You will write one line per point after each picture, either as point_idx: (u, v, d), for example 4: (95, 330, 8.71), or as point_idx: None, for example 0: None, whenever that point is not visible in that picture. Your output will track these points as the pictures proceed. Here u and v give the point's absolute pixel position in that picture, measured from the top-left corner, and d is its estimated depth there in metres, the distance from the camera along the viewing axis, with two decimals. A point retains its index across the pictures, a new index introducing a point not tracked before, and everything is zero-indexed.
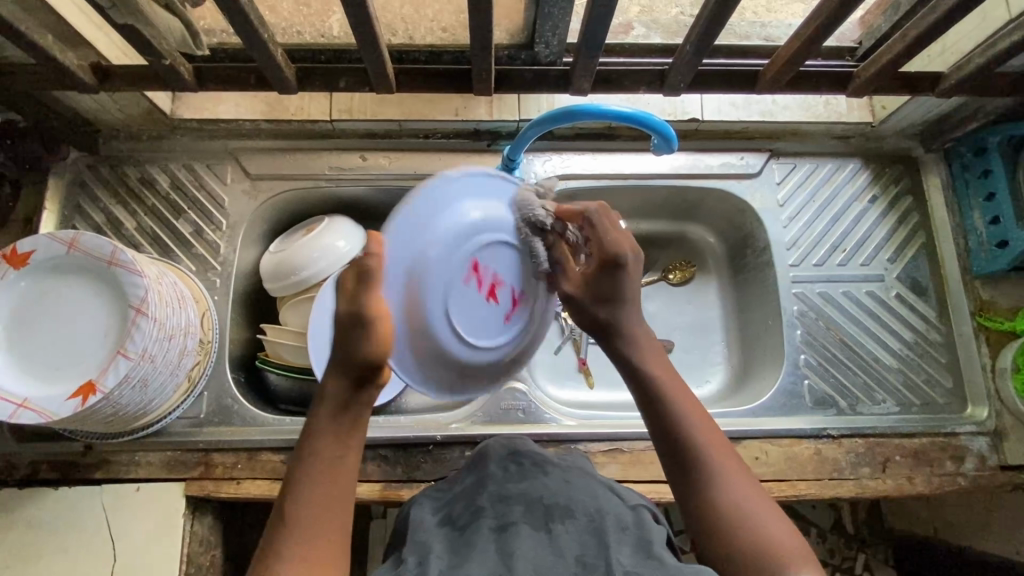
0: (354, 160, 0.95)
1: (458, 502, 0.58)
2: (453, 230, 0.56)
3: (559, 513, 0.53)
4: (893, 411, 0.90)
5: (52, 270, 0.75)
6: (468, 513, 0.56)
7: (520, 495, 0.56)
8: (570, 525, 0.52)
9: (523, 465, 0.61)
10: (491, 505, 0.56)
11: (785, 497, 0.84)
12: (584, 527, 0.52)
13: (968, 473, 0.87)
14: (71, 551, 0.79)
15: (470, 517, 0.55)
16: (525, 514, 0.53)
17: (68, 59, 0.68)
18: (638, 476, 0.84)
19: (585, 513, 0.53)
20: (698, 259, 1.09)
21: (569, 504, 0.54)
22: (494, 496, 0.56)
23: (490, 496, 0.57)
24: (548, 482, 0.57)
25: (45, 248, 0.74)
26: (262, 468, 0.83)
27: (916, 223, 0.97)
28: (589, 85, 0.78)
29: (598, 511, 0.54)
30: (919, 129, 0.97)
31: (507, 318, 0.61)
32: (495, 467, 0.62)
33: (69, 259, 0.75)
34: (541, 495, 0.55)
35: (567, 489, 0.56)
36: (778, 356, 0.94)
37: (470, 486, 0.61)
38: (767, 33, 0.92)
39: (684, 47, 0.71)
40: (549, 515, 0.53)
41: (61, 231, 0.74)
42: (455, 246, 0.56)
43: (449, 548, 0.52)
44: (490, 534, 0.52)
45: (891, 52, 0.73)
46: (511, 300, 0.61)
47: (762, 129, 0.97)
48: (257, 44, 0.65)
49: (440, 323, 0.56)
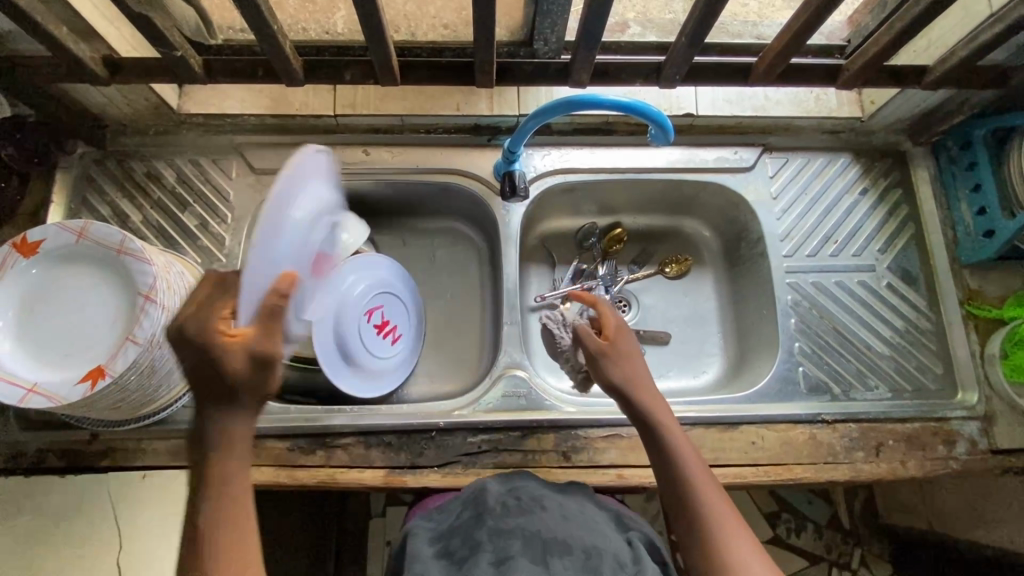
0: (357, 155, 0.97)
1: (456, 536, 0.68)
2: (376, 286, 0.96)
3: (556, 548, 0.64)
4: (886, 396, 0.92)
5: (61, 258, 0.76)
6: (466, 547, 0.66)
7: (517, 532, 0.66)
8: (565, 561, 0.63)
9: (522, 501, 0.72)
10: (489, 539, 0.65)
11: (781, 481, 0.86)
12: (580, 562, 0.63)
13: (960, 457, 0.89)
14: (77, 538, 0.80)
15: (468, 551, 0.65)
16: (524, 548, 0.64)
17: (81, 50, 0.70)
18: (637, 460, 0.85)
19: (582, 549, 0.65)
20: (694, 252, 1.11)
21: (565, 540, 0.66)
22: (492, 531, 0.66)
23: (488, 531, 0.67)
24: (546, 519, 0.69)
25: (55, 237, 0.76)
26: (266, 456, 0.84)
27: (906, 215, 1.00)
28: (587, 77, 0.80)
29: (594, 548, 0.65)
30: (906, 124, 1.00)
31: (377, 337, 0.95)
32: (494, 500, 0.72)
33: (80, 250, 0.76)
34: (539, 531, 0.67)
35: (564, 528, 0.68)
36: (774, 345, 0.96)
37: (470, 520, 0.70)
38: (759, 31, 0.95)
39: (678, 39, 0.74)
40: (546, 550, 0.64)
41: (73, 223, 0.76)
42: (376, 294, 0.96)
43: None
44: (488, 567, 0.61)
45: (878, 45, 0.76)
46: (382, 330, 0.96)
47: (755, 123, 0.99)
48: (267, 35, 0.68)
49: (353, 332, 0.92)
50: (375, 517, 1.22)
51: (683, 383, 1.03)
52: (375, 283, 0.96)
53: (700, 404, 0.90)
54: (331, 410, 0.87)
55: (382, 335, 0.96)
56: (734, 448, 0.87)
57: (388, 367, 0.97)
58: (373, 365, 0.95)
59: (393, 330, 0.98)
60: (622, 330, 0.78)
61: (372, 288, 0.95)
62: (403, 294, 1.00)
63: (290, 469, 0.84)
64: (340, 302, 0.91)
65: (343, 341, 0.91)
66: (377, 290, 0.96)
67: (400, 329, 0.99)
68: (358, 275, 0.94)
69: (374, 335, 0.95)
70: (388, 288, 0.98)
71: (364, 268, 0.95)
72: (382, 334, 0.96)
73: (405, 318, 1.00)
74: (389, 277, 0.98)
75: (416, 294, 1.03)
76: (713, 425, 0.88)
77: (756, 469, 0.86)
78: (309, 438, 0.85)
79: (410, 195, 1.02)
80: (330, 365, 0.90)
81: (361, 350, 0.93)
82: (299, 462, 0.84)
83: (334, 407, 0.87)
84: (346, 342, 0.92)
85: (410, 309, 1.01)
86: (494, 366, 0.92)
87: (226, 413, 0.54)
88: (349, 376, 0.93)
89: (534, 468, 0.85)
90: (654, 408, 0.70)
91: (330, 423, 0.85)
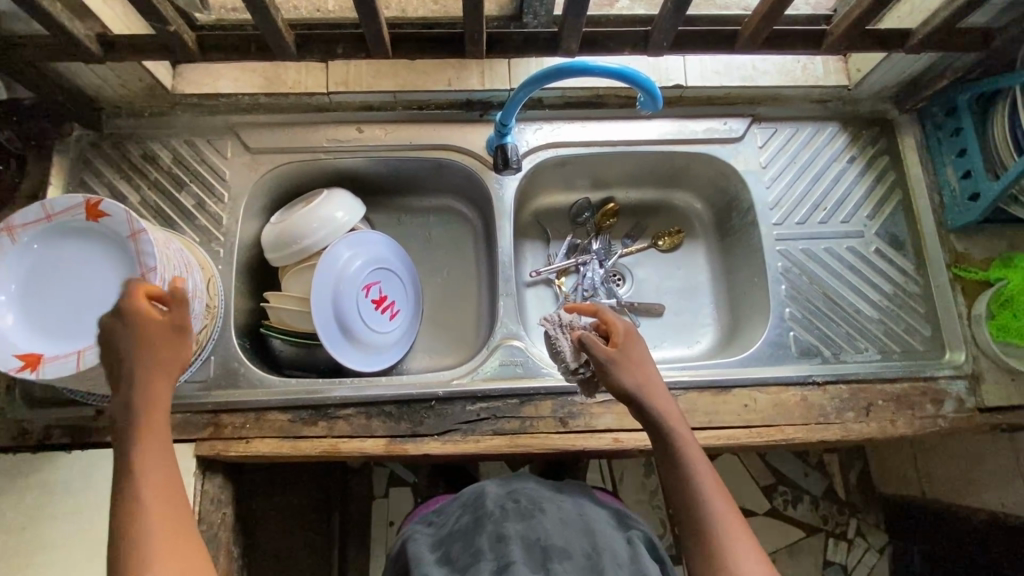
0: (351, 133, 0.98)
1: (457, 542, 0.73)
2: (373, 263, 0.97)
3: (557, 553, 0.67)
4: (875, 358, 0.94)
5: (53, 235, 0.77)
6: (468, 554, 0.69)
7: (516, 538, 0.69)
8: (568, 564, 0.66)
9: (519, 505, 0.75)
10: (491, 546, 0.69)
11: (774, 441, 0.88)
12: (581, 563, 0.67)
13: (948, 415, 0.91)
14: (84, 512, 0.82)
15: (470, 558, 0.69)
16: (525, 554, 0.67)
17: (75, 27, 0.71)
18: (633, 425, 0.87)
19: (582, 554, 0.68)
20: (686, 225, 1.13)
21: (565, 546, 0.69)
22: (491, 537, 0.70)
23: (489, 536, 0.70)
24: (545, 524, 0.72)
25: (42, 215, 0.76)
26: (270, 427, 0.86)
27: (893, 181, 1.01)
28: (576, 45, 0.81)
29: (593, 550, 0.69)
30: (893, 91, 1.02)
31: (372, 311, 0.96)
32: (493, 505, 0.75)
33: (51, 228, 0.77)
34: (539, 538, 0.69)
35: (561, 533, 0.71)
36: (765, 311, 0.98)
37: (470, 524, 0.74)
38: (746, 3, 0.97)
39: (665, 4, 0.75)
40: (548, 556, 0.67)
41: (39, 202, 0.75)
42: (374, 271, 0.97)
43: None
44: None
45: (861, 8, 0.77)
46: (377, 304, 0.97)
47: (744, 94, 1.01)
48: (258, 8, 0.68)
49: (352, 306, 0.94)
50: (378, 496, 1.24)
51: (677, 353, 1.05)
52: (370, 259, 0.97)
53: (693, 369, 0.91)
54: (331, 382, 0.89)
55: (380, 310, 0.98)
56: (727, 411, 0.89)
57: (387, 341, 0.99)
58: (373, 340, 0.97)
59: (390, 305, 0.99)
60: (626, 334, 0.78)
61: (369, 264, 0.97)
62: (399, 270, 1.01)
63: (293, 440, 0.86)
64: (337, 277, 0.93)
65: (342, 316, 0.93)
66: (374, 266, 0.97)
67: (398, 304, 1.01)
68: (354, 251, 0.96)
69: (372, 310, 0.96)
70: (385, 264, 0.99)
71: (360, 244, 0.96)
72: (377, 308, 0.97)
73: (402, 293, 1.02)
74: (385, 253, 1.00)
75: (412, 271, 1.05)
76: (706, 389, 0.90)
77: (749, 430, 0.88)
78: (310, 410, 0.87)
79: (405, 172, 1.03)
80: (330, 340, 0.91)
81: (360, 325, 0.95)
82: (302, 433, 0.86)
83: (335, 379, 0.89)
84: (345, 317, 0.93)
85: (407, 285, 1.03)
86: (491, 337, 0.94)
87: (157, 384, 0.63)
88: (349, 349, 0.94)
89: (532, 434, 0.86)
90: (667, 416, 0.71)
91: (332, 394, 0.87)
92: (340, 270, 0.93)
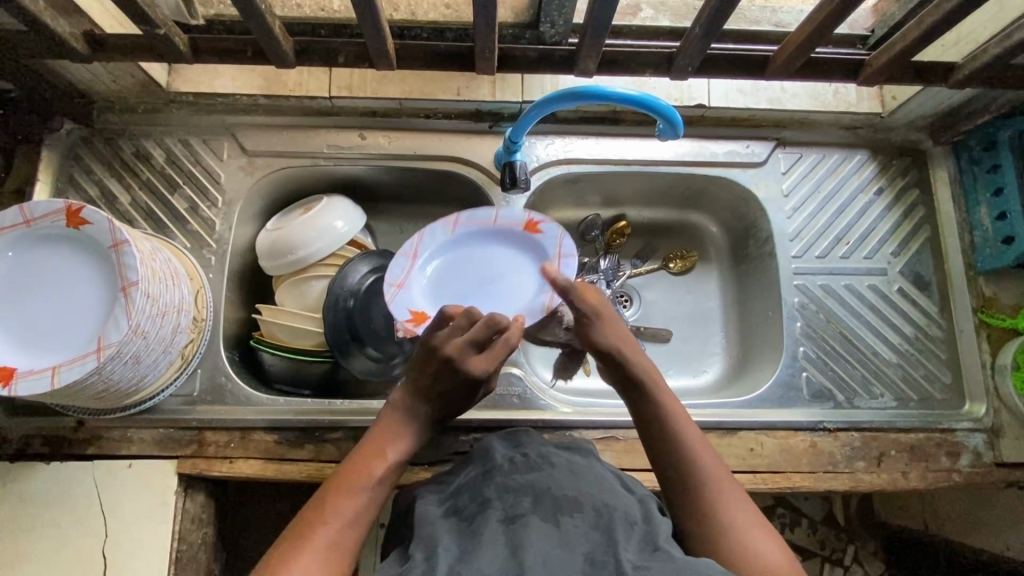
0: (353, 139, 0.94)
1: (464, 493, 0.59)
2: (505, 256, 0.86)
3: (568, 505, 0.53)
4: (890, 405, 0.90)
5: (29, 242, 0.73)
6: (476, 505, 0.55)
7: (527, 488, 0.55)
8: (578, 520, 0.52)
9: (530, 456, 0.61)
10: (499, 497, 0.55)
11: (779, 488, 0.84)
12: (591, 521, 0.52)
13: (963, 469, 0.87)
14: (60, 526, 0.79)
15: (476, 508, 0.55)
16: (535, 506, 0.53)
17: (61, 26, 0.66)
18: (632, 464, 0.84)
19: (593, 507, 0.53)
20: (699, 248, 1.07)
21: (577, 497, 0.54)
22: (501, 487, 0.56)
23: (497, 488, 0.56)
24: (556, 474, 0.57)
25: (14, 221, 0.72)
26: (254, 448, 0.84)
27: (922, 217, 0.96)
28: (594, 66, 0.76)
29: (606, 506, 0.54)
30: (929, 121, 0.95)
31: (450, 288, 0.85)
32: (502, 458, 0.62)
33: (30, 233, 0.73)
34: (548, 487, 0.55)
35: (575, 480, 0.56)
36: (777, 348, 0.93)
37: (476, 477, 0.60)
38: (778, 18, 0.86)
39: (693, 29, 0.69)
40: (557, 509, 0.52)
41: (18, 206, 0.72)
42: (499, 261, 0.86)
43: (454, 540, 0.51)
44: (499, 527, 0.51)
45: (905, 41, 0.72)
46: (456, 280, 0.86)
47: (770, 117, 0.95)
48: (254, 15, 0.64)
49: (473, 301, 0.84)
50: None
51: (682, 383, 1.00)
52: (535, 245, 0.86)
53: (697, 408, 0.88)
54: (321, 403, 0.86)
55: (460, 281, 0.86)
56: (732, 455, 0.85)
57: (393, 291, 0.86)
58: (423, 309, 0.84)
59: (451, 267, 0.87)
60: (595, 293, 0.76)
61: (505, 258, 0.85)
62: (475, 231, 0.88)
63: (278, 462, 0.83)
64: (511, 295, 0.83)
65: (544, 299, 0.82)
66: (524, 251, 0.86)
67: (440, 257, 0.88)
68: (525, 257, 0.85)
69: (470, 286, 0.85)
70: (512, 241, 0.87)
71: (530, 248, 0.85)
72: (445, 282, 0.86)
73: (434, 243, 0.87)
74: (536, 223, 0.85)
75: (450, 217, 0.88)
76: (712, 430, 0.86)
77: (753, 476, 0.84)
78: (299, 432, 0.84)
79: (408, 182, 0.98)
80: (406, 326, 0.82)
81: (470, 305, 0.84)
82: (289, 456, 0.83)
83: (327, 402, 0.86)
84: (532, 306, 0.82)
85: (442, 232, 0.87)
86: None
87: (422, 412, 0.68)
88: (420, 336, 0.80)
89: None
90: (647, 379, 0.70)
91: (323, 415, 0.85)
92: (352, 287, 0.89)
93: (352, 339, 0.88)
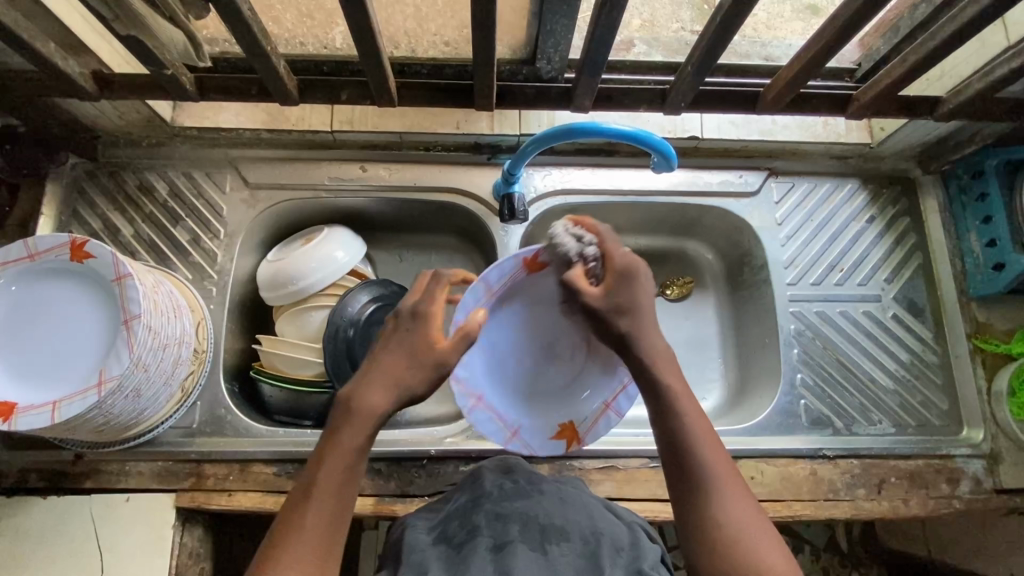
0: (354, 171, 0.95)
1: (454, 521, 0.57)
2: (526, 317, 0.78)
3: (555, 534, 0.53)
4: (889, 432, 0.90)
5: (32, 276, 0.74)
6: (465, 532, 0.54)
7: (516, 515, 0.55)
8: (565, 548, 0.52)
9: (520, 485, 0.61)
10: (488, 523, 0.54)
11: (781, 517, 0.84)
12: (578, 549, 0.52)
13: (964, 496, 0.87)
14: (56, 561, 0.79)
15: (465, 536, 0.54)
16: (523, 533, 0.53)
17: (70, 67, 0.68)
18: (633, 494, 0.84)
19: (581, 536, 0.53)
20: (696, 275, 1.08)
21: (564, 524, 0.54)
22: (490, 514, 0.55)
23: (486, 515, 0.56)
24: (544, 503, 0.57)
25: (18, 256, 0.72)
26: (254, 480, 0.83)
27: (913, 244, 0.97)
28: (590, 102, 0.78)
29: (593, 533, 0.54)
30: (917, 151, 0.98)
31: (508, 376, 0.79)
32: (492, 486, 0.61)
33: (33, 267, 0.73)
34: (536, 515, 0.55)
35: (563, 509, 0.56)
36: (775, 375, 0.94)
37: (466, 505, 0.59)
38: (767, 52, 0.88)
39: (686, 67, 0.72)
40: (544, 536, 0.53)
41: (23, 240, 0.72)
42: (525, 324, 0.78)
43: (444, 567, 0.51)
44: (486, 555, 0.51)
45: (889, 77, 0.74)
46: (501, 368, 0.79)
47: (762, 147, 0.97)
48: (259, 55, 0.66)
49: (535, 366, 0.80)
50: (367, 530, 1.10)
51: None
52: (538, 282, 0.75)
53: None
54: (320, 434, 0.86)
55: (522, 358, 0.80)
56: None
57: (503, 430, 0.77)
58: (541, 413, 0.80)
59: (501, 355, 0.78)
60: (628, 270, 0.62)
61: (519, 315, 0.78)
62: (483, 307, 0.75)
63: (277, 495, 0.83)
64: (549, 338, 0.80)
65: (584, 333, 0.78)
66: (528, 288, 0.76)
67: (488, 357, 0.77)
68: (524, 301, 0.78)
69: (549, 341, 0.80)
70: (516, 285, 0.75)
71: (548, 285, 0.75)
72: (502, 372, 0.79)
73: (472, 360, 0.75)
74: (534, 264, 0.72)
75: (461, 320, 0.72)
76: None
77: None
78: (298, 464, 0.84)
79: (408, 212, 1.00)
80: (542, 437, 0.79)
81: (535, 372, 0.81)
82: (287, 488, 0.83)
83: None
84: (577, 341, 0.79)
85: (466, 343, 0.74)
86: None
87: (370, 393, 0.58)
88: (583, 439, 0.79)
89: None
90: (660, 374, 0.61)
91: None
92: (352, 317, 0.89)
93: (351, 368, 0.89)
